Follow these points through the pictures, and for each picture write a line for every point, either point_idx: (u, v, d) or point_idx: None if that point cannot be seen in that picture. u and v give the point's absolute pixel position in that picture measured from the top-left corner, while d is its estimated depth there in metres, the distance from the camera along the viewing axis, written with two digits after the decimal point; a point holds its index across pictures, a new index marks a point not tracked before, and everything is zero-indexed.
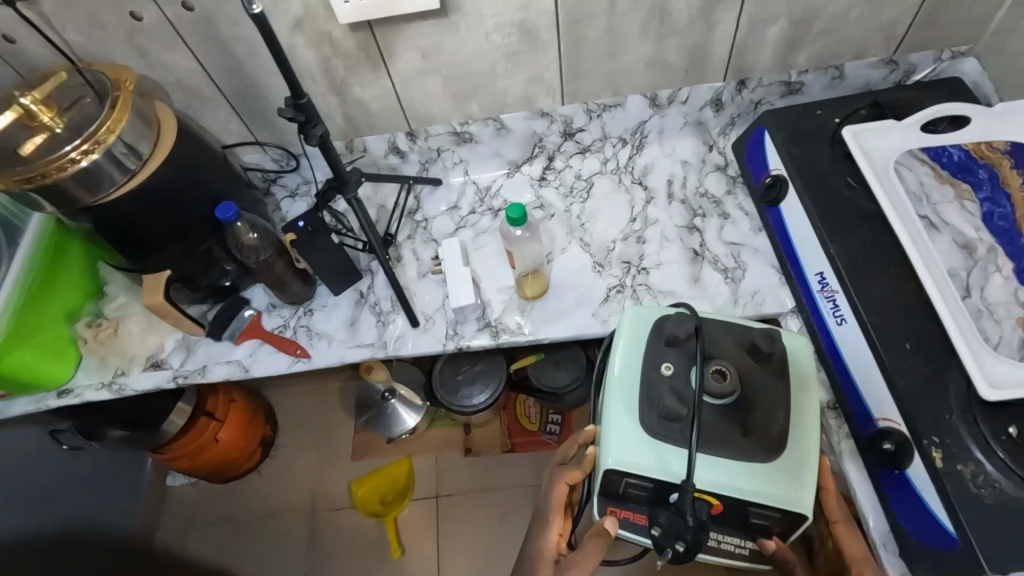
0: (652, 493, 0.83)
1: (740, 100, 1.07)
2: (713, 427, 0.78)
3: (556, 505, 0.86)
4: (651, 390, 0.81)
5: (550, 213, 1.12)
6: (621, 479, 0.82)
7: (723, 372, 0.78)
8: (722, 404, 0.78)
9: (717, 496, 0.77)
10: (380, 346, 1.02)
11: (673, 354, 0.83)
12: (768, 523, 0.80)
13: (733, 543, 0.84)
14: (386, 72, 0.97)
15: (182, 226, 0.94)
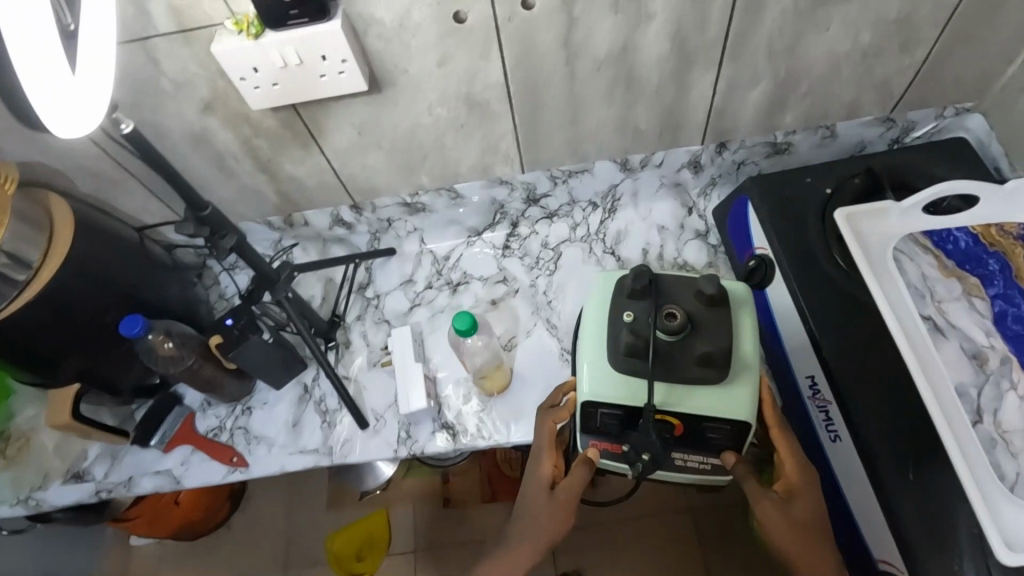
0: (620, 420, 0.75)
1: (721, 161, 0.96)
2: (681, 373, 0.70)
3: (545, 447, 0.79)
4: (612, 338, 0.72)
5: (514, 288, 1.01)
6: (592, 411, 0.74)
7: (676, 313, 0.70)
8: (678, 342, 0.70)
9: (678, 416, 0.72)
10: (324, 452, 0.92)
11: (633, 304, 0.72)
12: (724, 440, 0.74)
13: (697, 461, 0.76)
14: (318, 149, 0.85)
15: (91, 333, 0.82)
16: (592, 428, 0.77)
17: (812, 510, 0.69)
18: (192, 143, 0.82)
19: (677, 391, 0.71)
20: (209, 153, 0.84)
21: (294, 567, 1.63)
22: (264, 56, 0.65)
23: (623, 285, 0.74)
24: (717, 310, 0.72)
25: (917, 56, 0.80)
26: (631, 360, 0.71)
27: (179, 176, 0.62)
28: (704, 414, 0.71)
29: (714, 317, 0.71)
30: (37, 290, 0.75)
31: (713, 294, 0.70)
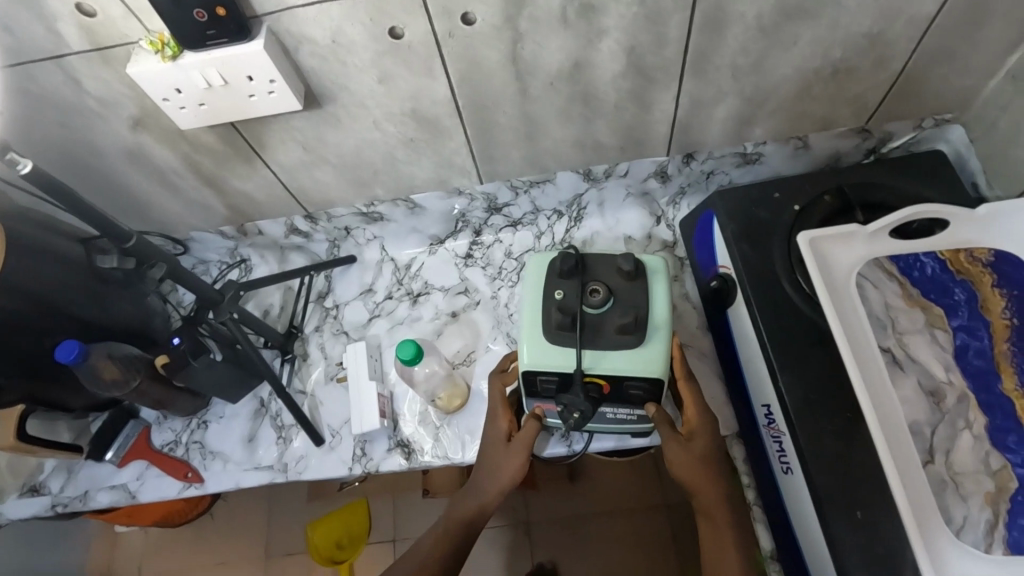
0: (558, 383, 0.74)
1: (689, 171, 0.92)
2: (604, 340, 0.72)
3: (498, 408, 0.82)
4: (543, 316, 0.74)
5: (475, 300, 0.99)
6: (532, 377, 0.75)
7: (599, 290, 0.73)
8: (602, 317, 0.73)
9: (603, 376, 0.72)
10: (279, 469, 0.91)
11: (563, 284, 0.75)
12: (647, 398, 0.74)
13: (626, 412, 0.77)
14: (262, 163, 0.81)
15: (33, 355, 0.80)
16: (534, 392, 0.77)
17: (710, 447, 0.74)
18: (129, 159, 0.78)
19: (605, 355, 0.72)
20: (149, 168, 0.80)
21: (275, 555, 1.65)
22: (185, 76, 0.61)
23: (554, 266, 0.77)
24: (639, 284, 0.74)
25: (892, 70, 0.75)
26: (562, 334, 0.72)
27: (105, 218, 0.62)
28: (626, 373, 0.71)
29: (633, 291, 0.74)
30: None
31: (632, 268, 0.73)
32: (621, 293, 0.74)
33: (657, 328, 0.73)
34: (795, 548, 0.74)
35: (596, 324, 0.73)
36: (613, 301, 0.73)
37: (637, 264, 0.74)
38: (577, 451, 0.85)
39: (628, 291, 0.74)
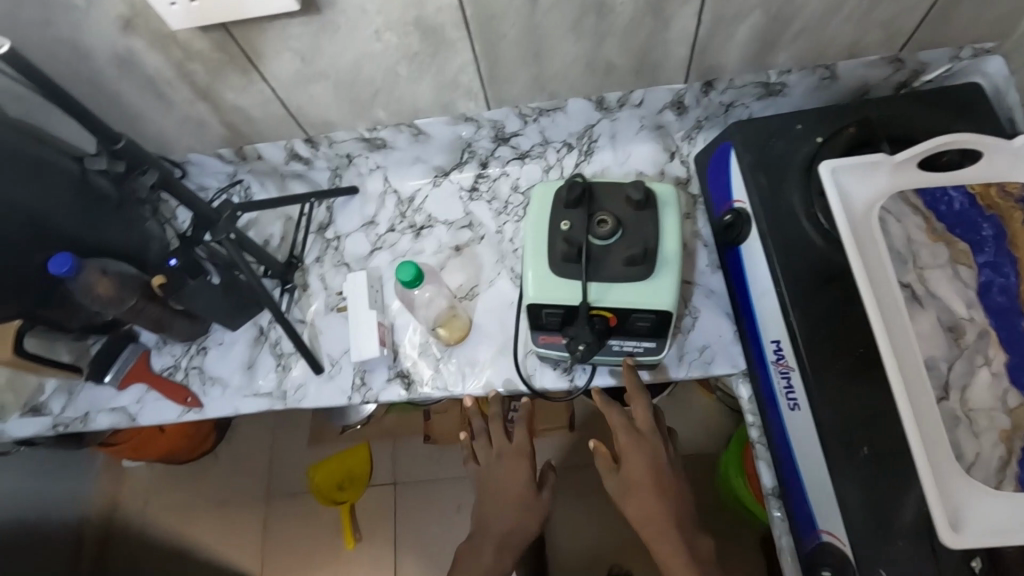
0: (564, 316, 0.72)
1: (707, 102, 0.88)
2: (610, 272, 0.69)
3: (516, 452, 0.90)
4: (549, 247, 0.71)
5: (479, 235, 0.96)
6: (537, 310, 0.72)
7: (607, 220, 0.70)
8: (607, 248, 0.70)
9: (610, 308, 0.69)
10: (278, 397, 0.90)
11: (570, 214, 0.72)
12: (654, 329, 0.72)
13: (632, 345, 0.74)
14: (259, 76, 0.78)
15: (26, 272, 0.79)
16: (537, 325, 0.74)
17: (642, 472, 0.78)
18: (120, 66, 0.75)
19: (612, 288, 0.69)
20: (141, 79, 0.77)
21: (278, 494, 1.69)
22: None
23: (560, 196, 0.74)
24: (648, 215, 0.71)
25: None
26: (568, 266, 0.70)
27: (71, 98, 0.57)
28: (634, 305, 0.69)
29: (641, 221, 0.71)
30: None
31: (640, 198, 0.70)
32: (630, 224, 0.71)
33: (667, 259, 0.70)
34: (795, 488, 0.72)
35: (602, 257, 0.70)
36: (622, 233, 0.70)
37: (646, 193, 0.70)
38: (578, 386, 0.84)
39: (636, 221, 0.71)
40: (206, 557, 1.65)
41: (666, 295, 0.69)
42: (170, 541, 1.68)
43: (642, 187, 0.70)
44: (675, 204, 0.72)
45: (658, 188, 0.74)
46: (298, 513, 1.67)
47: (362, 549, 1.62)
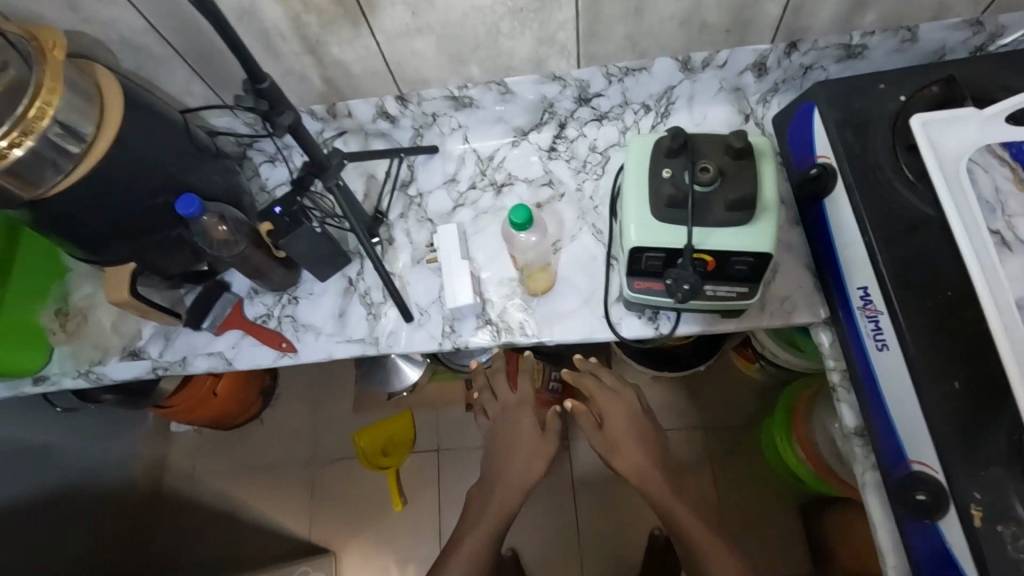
0: (665, 259, 0.76)
1: (788, 64, 0.91)
2: (713, 217, 0.73)
3: (523, 403, 1.06)
4: (651, 194, 0.75)
5: (560, 192, 1.00)
6: (638, 254, 0.76)
7: (710, 167, 0.73)
8: (705, 196, 0.73)
9: (710, 251, 0.73)
10: (370, 343, 0.94)
11: (670, 163, 0.75)
12: (750, 273, 0.75)
13: (725, 291, 0.78)
14: (368, 30, 0.81)
15: (141, 216, 0.82)
16: (635, 269, 0.78)
17: (625, 428, 0.98)
18: (239, 18, 0.79)
19: (713, 232, 0.73)
20: (256, 30, 0.81)
21: (324, 460, 1.73)
22: None
23: (658, 146, 0.77)
24: (747, 164, 0.74)
25: None
26: (672, 212, 0.74)
27: (235, 38, 0.59)
28: (734, 249, 0.73)
29: (741, 170, 0.74)
30: (38, 126, 0.67)
31: (743, 146, 0.72)
32: (730, 172, 0.74)
33: (766, 207, 0.73)
34: (880, 424, 0.76)
35: (704, 203, 0.73)
36: (722, 181, 0.74)
37: (748, 144, 0.73)
38: (663, 333, 0.88)
39: (736, 169, 0.74)
40: (255, 519, 1.70)
41: (765, 240, 0.72)
42: (218, 506, 1.72)
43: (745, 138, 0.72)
44: (769, 155, 0.76)
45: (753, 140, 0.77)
46: (345, 477, 1.72)
47: (409, 511, 1.67)
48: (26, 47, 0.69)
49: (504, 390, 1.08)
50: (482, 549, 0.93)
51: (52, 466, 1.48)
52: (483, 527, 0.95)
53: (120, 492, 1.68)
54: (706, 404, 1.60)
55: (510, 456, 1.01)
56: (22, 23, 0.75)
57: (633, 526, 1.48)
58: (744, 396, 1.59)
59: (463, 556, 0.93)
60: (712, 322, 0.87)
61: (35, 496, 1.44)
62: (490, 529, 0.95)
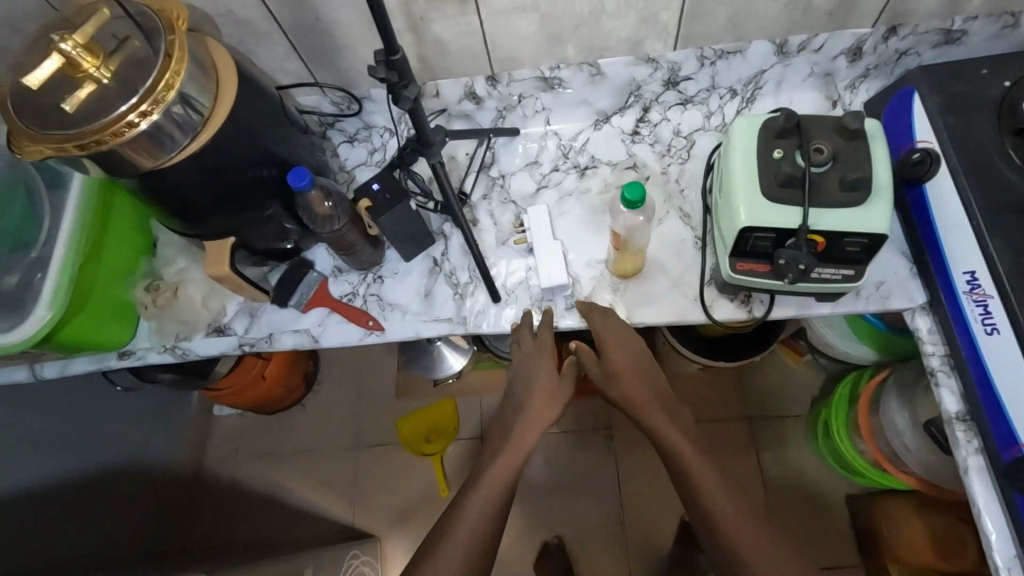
0: (774, 240, 0.76)
1: (884, 49, 0.91)
2: (828, 198, 0.73)
3: (548, 355, 0.94)
4: (763, 175, 0.75)
5: (645, 176, 0.99)
6: (748, 235, 0.76)
7: (824, 148, 0.73)
8: (817, 177, 0.73)
9: (823, 232, 0.73)
10: (459, 322, 0.94)
11: (780, 144, 0.76)
12: (859, 253, 0.76)
13: (831, 273, 0.78)
14: (474, 7, 0.82)
15: (244, 190, 0.82)
16: (741, 249, 0.79)
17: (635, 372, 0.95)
18: None
19: (828, 213, 0.73)
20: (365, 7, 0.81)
21: (366, 443, 1.70)
22: None
23: (766, 128, 0.77)
24: (860, 144, 0.74)
25: None
26: (785, 192, 0.74)
27: (379, 5, 0.59)
28: (847, 230, 0.73)
29: (854, 151, 0.74)
30: (167, 97, 0.67)
31: (858, 126, 0.73)
32: (843, 153, 0.74)
33: (879, 188, 0.73)
34: (986, 407, 0.77)
35: (819, 184, 0.73)
36: (835, 162, 0.73)
37: (863, 125, 0.73)
38: (757, 316, 0.88)
39: (848, 150, 0.74)
40: (296, 506, 1.66)
41: (880, 220, 0.72)
42: (258, 488, 1.68)
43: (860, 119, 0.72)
44: (880, 138, 0.76)
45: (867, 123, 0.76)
46: (388, 461, 1.68)
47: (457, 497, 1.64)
48: (153, 19, 0.70)
49: (523, 343, 0.94)
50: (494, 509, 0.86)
51: (102, 442, 1.45)
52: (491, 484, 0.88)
53: (163, 476, 1.63)
54: (754, 397, 1.59)
55: (521, 405, 0.97)
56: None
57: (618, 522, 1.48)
58: (792, 388, 1.59)
59: (471, 516, 0.85)
60: (806, 306, 0.87)
61: (88, 475, 1.41)
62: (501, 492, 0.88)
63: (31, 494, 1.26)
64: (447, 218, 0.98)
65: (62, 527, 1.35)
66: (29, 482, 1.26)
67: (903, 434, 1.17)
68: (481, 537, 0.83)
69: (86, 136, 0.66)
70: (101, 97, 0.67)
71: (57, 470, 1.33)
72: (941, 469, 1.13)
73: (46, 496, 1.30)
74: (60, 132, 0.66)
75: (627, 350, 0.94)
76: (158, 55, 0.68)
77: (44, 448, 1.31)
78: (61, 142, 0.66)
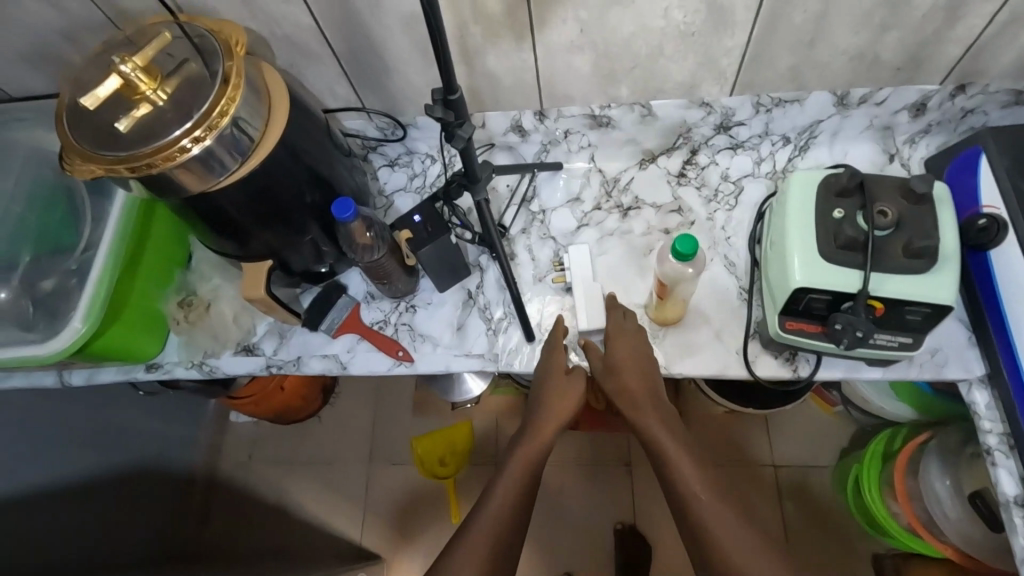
0: (830, 301, 0.73)
1: (949, 107, 0.87)
2: (890, 263, 0.70)
3: (555, 354, 0.88)
4: (822, 234, 0.72)
5: (689, 220, 0.96)
6: (802, 296, 0.73)
7: (888, 212, 0.70)
8: (879, 241, 0.70)
9: (884, 298, 0.70)
10: (490, 359, 0.92)
11: (841, 203, 0.73)
12: (919, 321, 0.72)
13: (888, 339, 0.74)
14: (531, 43, 0.80)
15: (286, 215, 0.81)
16: (793, 308, 0.75)
17: (642, 373, 0.85)
18: (407, 27, 0.79)
19: (890, 279, 0.70)
20: (420, 38, 0.81)
21: (379, 461, 1.65)
22: None
23: (827, 185, 0.74)
24: (927, 209, 0.71)
25: None
26: (845, 254, 0.71)
27: (443, 49, 0.58)
28: (910, 298, 0.69)
29: (921, 215, 0.71)
30: (221, 124, 0.67)
31: (925, 191, 0.69)
32: (908, 218, 0.70)
33: (944, 256, 0.70)
34: None
35: (881, 249, 0.70)
36: (899, 227, 0.70)
37: (931, 189, 0.70)
38: (802, 377, 0.84)
39: (915, 215, 0.71)
40: (303, 520, 1.62)
41: (946, 290, 0.69)
42: (269, 498, 1.64)
43: (929, 183, 0.69)
44: (946, 204, 0.72)
45: (934, 186, 0.73)
46: (400, 482, 1.63)
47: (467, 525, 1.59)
48: (212, 44, 0.70)
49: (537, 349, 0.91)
50: (511, 523, 0.77)
51: (119, 443, 1.45)
52: (498, 497, 0.78)
53: (178, 478, 1.61)
54: (785, 442, 1.50)
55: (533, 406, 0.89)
56: (199, 18, 0.76)
57: (596, 530, 1.46)
58: (820, 435, 1.50)
59: (484, 528, 0.76)
60: (854, 370, 0.84)
61: (102, 475, 1.39)
62: (511, 503, 0.78)
63: (46, 494, 1.25)
64: (484, 251, 0.96)
65: (77, 526, 1.31)
66: (45, 481, 1.26)
67: (944, 503, 1.11)
68: (494, 551, 0.74)
69: (138, 158, 0.66)
70: (155, 119, 0.67)
71: (71, 470, 1.32)
72: (986, 542, 1.06)
73: (64, 495, 1.29)
74: (113, 153, 0.66)
75: (630, 353, 0.85)
76: (215, 80, 0.68)
77: (61, 446, 1.31)
78: (113, 163, 0.66)
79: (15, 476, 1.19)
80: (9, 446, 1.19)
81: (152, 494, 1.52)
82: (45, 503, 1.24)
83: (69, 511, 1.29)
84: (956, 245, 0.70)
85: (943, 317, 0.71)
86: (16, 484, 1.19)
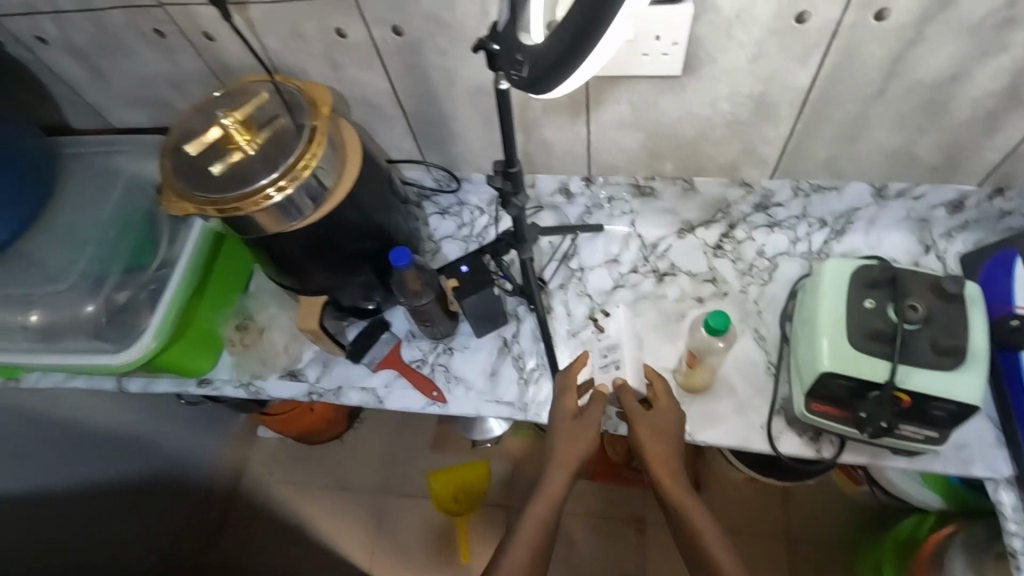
0: (856, 389, 0.75)
1: (987, 207, 0.90)
2: (917, 358, 0.72)
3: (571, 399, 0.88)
4: (852, 322, 0.75)
5: (722, 291, 1.00)
6: (829, 380, 0.75)
7: (918, 308, 0.72)
8: (908, 335, 0.73)
9: (909, 391, 0.72)
10: (519, 408, 0.96)
11: (872, 294, 0.76)
12: (945, 417, 0.74)
13: (915, 430, 0.76)
14: (585, 120, 0.87)
15: (347, 256, 0.88)
16: (819, 391, 0.78)
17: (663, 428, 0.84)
18: (473, 98, 0.87)
19: (917, 372, 0.72)
20: (485, 107, 0.88)
21: (394, 490, 1.67)
22: None
23: (859, 275, 0.78)
24: (956, 309, 0.73)
25: None
26: (874, 345, 0.73)
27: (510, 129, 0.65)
28: (937, 395, 0.71)
29: (950, 314, 0.73)
30: (302, 175, 0.75)
31: (955, 291, 0.72)
32: (937, 315, 0.73)
33: (972, 356, 0.72)
34: None
35: (910, 343, 0.72)
36: (928, 322, 0.73)
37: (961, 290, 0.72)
38: (825, 458, 0.86)
39: (944, 313, 0.73)
40: (316, 541, 1.63)
41: (972, 388, 0.71)
42: (285, 516, 1.67)
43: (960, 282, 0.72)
44: (977, 306, 0.74)
45: (967, 286, 0.76)
46: (413, 515, 1.64)
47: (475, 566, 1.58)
48: (301, 102, 0.79)
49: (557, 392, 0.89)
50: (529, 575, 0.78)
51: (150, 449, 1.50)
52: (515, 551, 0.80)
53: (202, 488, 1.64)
54: (805, 513, 1.48)
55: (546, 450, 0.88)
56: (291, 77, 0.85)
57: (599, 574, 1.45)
58: (839, 509, 1.47)
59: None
60: (878, 457, 0.85)
61: (124, 481, 1.45)
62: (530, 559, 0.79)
63: (69, 492, 1.33)
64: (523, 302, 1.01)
65: (88, 525, 1.38)
66: (76, 478, 1.34)
67: None
68: None
69: (227, 202, 0.73)
70: (246, 166, 0.75)
71: (96, 473, 1.38)
72: None
73: (82, 495, 1.36)
74: (206, 195, 0.74)
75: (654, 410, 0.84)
76: (302, 136, 0.76)
77: (93, 449, 1.38)
78: (204, 204, 0.74)
79: (46, 472, 1.28)
80: (45, 442, 1.28)
81: (172, 503, 1.56)
82: (70, 500, 1.33)
83: (85, 511, 1.36)
84: (985, 346, 0.72)
85: (968, 415, 0.73)
86: (45, 480, 1.28)
